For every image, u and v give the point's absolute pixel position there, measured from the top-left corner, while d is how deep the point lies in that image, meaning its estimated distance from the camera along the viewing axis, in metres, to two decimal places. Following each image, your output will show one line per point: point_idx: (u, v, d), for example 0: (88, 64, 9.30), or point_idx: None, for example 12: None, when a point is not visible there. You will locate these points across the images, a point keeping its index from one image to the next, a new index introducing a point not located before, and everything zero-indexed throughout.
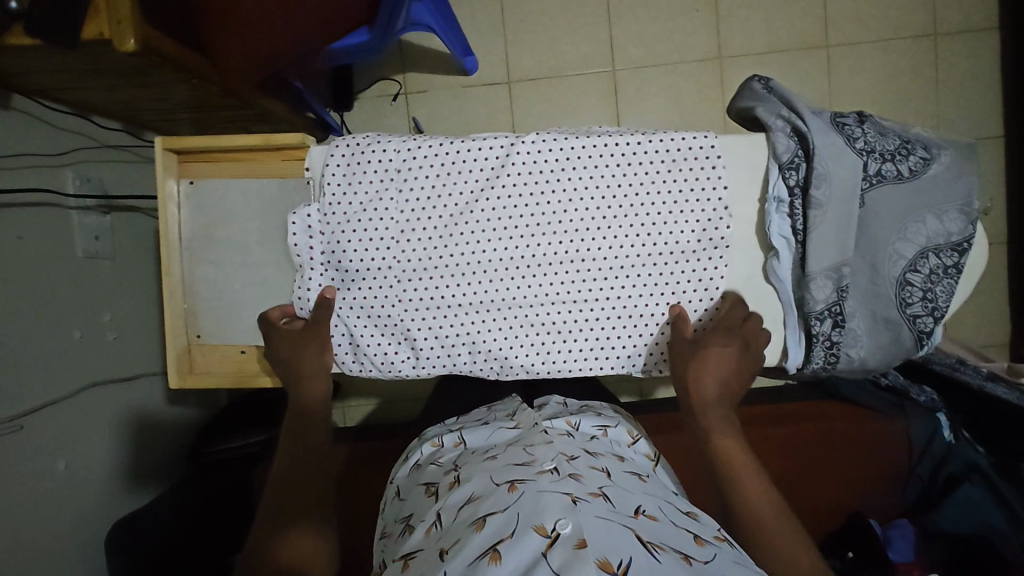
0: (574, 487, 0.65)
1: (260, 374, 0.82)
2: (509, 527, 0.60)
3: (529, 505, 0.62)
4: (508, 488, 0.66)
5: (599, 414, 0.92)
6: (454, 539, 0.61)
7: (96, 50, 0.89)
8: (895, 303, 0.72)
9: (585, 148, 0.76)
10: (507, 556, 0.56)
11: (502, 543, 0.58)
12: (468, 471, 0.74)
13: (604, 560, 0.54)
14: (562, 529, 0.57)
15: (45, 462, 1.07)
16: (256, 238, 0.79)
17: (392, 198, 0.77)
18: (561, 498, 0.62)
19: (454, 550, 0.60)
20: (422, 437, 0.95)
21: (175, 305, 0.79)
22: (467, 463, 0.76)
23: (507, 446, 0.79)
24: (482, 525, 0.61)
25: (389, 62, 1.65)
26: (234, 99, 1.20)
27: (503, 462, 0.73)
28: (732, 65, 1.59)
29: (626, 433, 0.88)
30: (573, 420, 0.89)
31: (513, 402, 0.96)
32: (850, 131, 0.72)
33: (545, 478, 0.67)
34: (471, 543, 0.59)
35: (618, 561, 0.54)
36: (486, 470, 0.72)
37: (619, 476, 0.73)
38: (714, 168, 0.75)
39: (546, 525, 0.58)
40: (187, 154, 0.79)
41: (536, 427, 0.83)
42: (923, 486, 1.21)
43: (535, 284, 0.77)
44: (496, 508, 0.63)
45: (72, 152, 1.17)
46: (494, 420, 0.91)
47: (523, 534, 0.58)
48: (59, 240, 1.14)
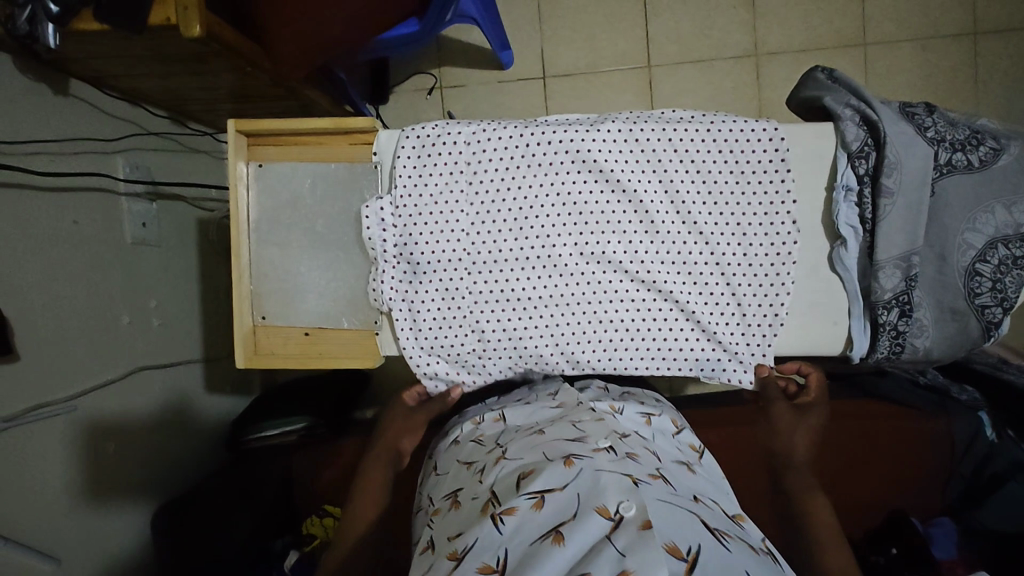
0: (633, 468, 0.63)
1: (323, 357, 0.82)
2: (571, 507, 0.56)
3: (588, 483, 0.58)
4: (564, 463, 0.63)
5: (641, 401, 0.87)
6: (510, 508, 0.59)
7: (160, 36, 0.91)
8: (962, 294, 0.72)
9: (657, 138, 0.76)
10: (570, 537, 0.52)
11: (564, 525, 0.54)
12: (517, 446, 0.71)
13: (672, 545, 0.50)
14: (626, 512, 0.54)
15: (95, 443, 1.09)
16: (323, 220, 0.80)
17: (462, 190, 0.77)
18: (622, 479, 0.59)
19: (513, 522, 0.57)
20: (463, 414, 0.92)
21: (242, 286, 0.80)
22: (515, 439, 0.73)
23: (553, 423, 0.76)
24: (542, 503, 0.58)
25: (425, 56, 1.66)
26: (281, 88, 1.21)
27: (554, 437, 0.70)
28: (770, 62, 1.58)
29: (671, 422, 0.84)
30: (616, 403, 0.84)
31: (556, 381, 0.92)
32: (921, 120, 0.72)
33: (603, 456, 0.64)
34: (534, 521, 0.56)
35: (687, 548, 0.51)
36: (536, 447, 0.69)
37: (670, 463, 0.70)
38: (783, 158, 0.75)
39: (609, 508, 0.54)
40: (256, 138, 0.80)
41: (583, 406, 0.80)
42: (967, 486, 1.20)
43: (605, 279, 0.78)
44: (556, 484, 0.59)
45: (122, 139, 1.19)
46: (536, 398, 0.88)
47: (586, 515, 0.54)
48: (110, 226, 1.15)
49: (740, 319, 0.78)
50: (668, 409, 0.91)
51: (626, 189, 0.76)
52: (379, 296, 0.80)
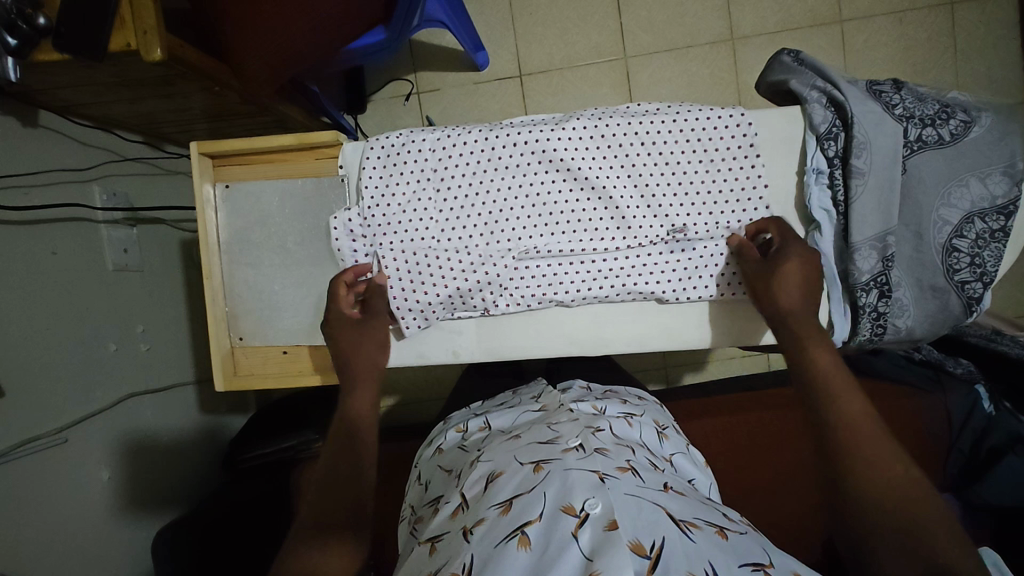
0: (601, 463, 0.61)
1: (301, 374, 0.81)
2: (536, 509, 0.55)
3: (555, 483, 0.57)
4: (534, 467, 0.61)
5: (623, 400, 0.86)
6: (479, 519, 0.57)
7: (122, 61, 0.90)
8: (941, 270, 0.71)
9: (624, 132, 0.75)
10: (537, 541, 0.52)
11: (530, 526, 0.53)
12: (492, 449, 0.69)
13: (636, 542, 0.49)
14: (592, 509, 0.53)
15: (87, 472, 1.08)
16: (294, 237, 0.80)
17: (430, 198, 0.76)
18: (588, 476, 0.57)
19: (481, 532, 0.55)
20: (447, 421, 0.92)
21: (217, 308, 0.80)
22: (490, 443, 0.73)
23: (532, 424, 0.75)
24: (509, 508, 0.57)
25: (400, 62, 1.65)
26: (252, 105, 1.20)
27: (527, 440, 0.69)
28: (745, 45, 1.57)
29: (653, 420, 0.83)
30: (598, 402, 0.83)
31: (539, 384, 0.92)
32: (889, 98, 0.71)
33: (572, 455, 0.62)
34: (498, 525, 0.55)
35: (651, 543, 0.50)
36: (508, 450, 0.67)
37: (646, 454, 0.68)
38: (751, 144, 0.74)
39: (575, 506, 0.54)
40: (222, 158, 0.80)
41: (562, 407, 0.80)
42: (965, 462, 1.19)
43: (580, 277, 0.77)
44: (522, 489, 0.58)
45: (97, 167, 1.19)
46: (518, 403, 0.87)
47: (552, 516, 0.53)
48: (90, 254, 1.15)
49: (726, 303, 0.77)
50: (651, 406, 0.90)
51: (595, 186, 0.75)
52: None
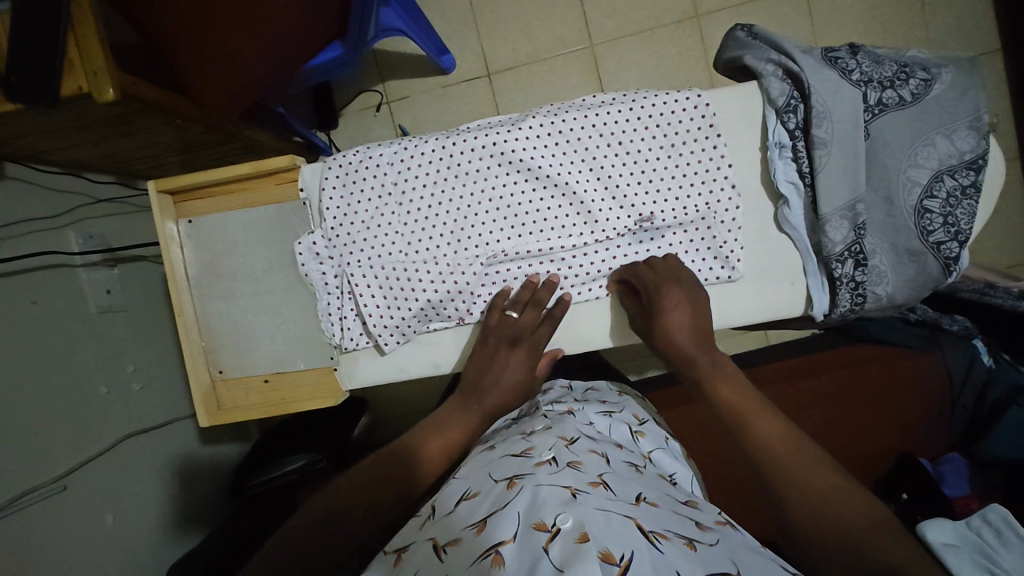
0: (573, 478, 0.63)
1: (282, 403, 0.80)
2: (510, 528, 0.57)
3: (526, 501, 0.60)
4: (508, 484, 0.64)
5: (603, 400, 0.92)
6: (454, 539, 0.59)
7: (76, 105, 0.89)
8: (916, 233, 0.70)
9: (583, 126, 0.74)
10: (510, 560, 0.54)
11: (504, 545, 0.56)
12: (468, 463, 0.73)
13: (606, 552, 0.52)
14: (563, 524, 0.55)
15: (92, 517, 1.08)
16: (262, 264, 0.79)
17: (393, 212, 0.76)
18: (560, 492, 0.60)
19: (455, 552, 0.57)
20: None
21: (193, 344, 0.79)
22: (467, 454, 0.75)
23: (509, 432, 0.78)
24: (483, 526, 0.59)
25: (366, 73, 1.64)
26: (218, 134, 1.20)
27: (502, 454, 0.72)
28: (710, 21, 1.56)
29: (632, 417, 0.88)
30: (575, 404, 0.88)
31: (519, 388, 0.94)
32: (845, 64, 0.70)
33: (543, 470, 0.65)
34: (473, 543, 0.57)
35: (621, 554, 0.52)
36: (484, 465, 0.70)
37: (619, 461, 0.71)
38: (710, 125, 0.73)
39: (546, 521, 0.56)
40: (182, 195, 0.79)
41: (540, 412, 0.82)
42: (969, 416, 1.19)
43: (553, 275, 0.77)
44: (496, 506, 0.61)
45: (70, 212, 1.18)
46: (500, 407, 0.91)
47: (525, 535, 0.56)
48: (71, 300, 1.15)
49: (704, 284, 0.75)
50: (632, 403, 0.95)
51: (558, 183, 0.74)
52: (332, 331, 0.78)
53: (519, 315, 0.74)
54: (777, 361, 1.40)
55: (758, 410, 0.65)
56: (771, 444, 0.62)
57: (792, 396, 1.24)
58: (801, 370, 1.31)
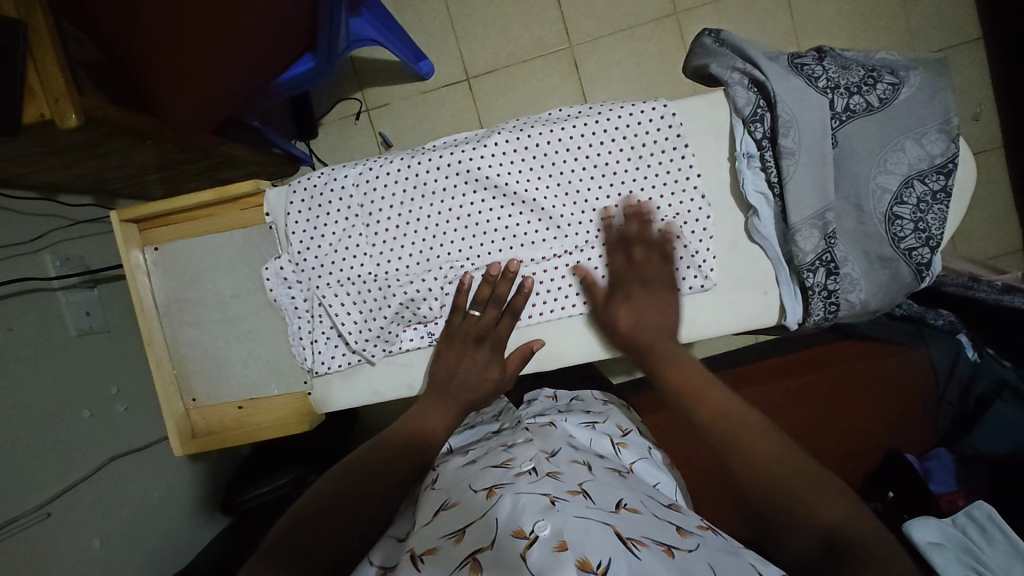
0: (552, 486, 0.63)
1: (257, 429, 0.80)
2: (489, 535, 0.58)
3: (506, 508, 0.59)
4: (487, 493, 0.64)
5: (586, 409, 0.91)
6: (431, 547, 0.59)
7: (41, 132, 0.88)
8: (887, 240, 0.69)
9: (549, 139, 0.72)
10: (486, 568, 0.54)
11: (481, 552, 0.56)
12: (447, 472, 0.73)
13: (583, 560, 0.51)
14: (541, 531, 0.55)
15: (79, 542, 1.08)
16: (231, 290, 0.78)
17: (360, 233, 0.75)
18: (539, 500, 0.60)
19: (433, 561, 0.58)
20: None
21: (165, 372, 0.79)
22: (446, 463, 0.75)
23: (490, 445, 0.78)
24: (462, 536, 0.59)
25: (345, 81, 1.63)
26: (193, 152, 1.19)
27: (483, 464, 0.71)
28: (689, 18, 1.54)
29: (615, 427, 0.88)
30: (558, 416, 0.88)
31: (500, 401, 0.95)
32: (811, 70, 0.69)
33: (523, 479, 0.65)
34: (451, 554, 0.57)
35: (598, 560, 0.52)
36: (464, 476, 0.70)
37: (600, 472, 0.71)
38: (677, 135, 0.72)
39: (525, 528, 0.56)
40: (147, 222, 0.79)
41: (521, 425, 0.82)
42: (955, 411, 1.19)
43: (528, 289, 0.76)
44: (473, 516, 0.60)
45: (46, 236, 1.18)
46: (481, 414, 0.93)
47: (504, 542, 0.56)
48: (50, 324, 1.14)
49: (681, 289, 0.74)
50: (616, 411, 0.95)
51: (526, 199, 0.73)
52: (304, 355, 0.78)
53: (482, 314, 0.74)
54: (767, 360, 1.39)
55: (712, 389, 0.64)
56: (717, 422, 0.61)
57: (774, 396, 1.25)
58: (788, 369, 1.31)
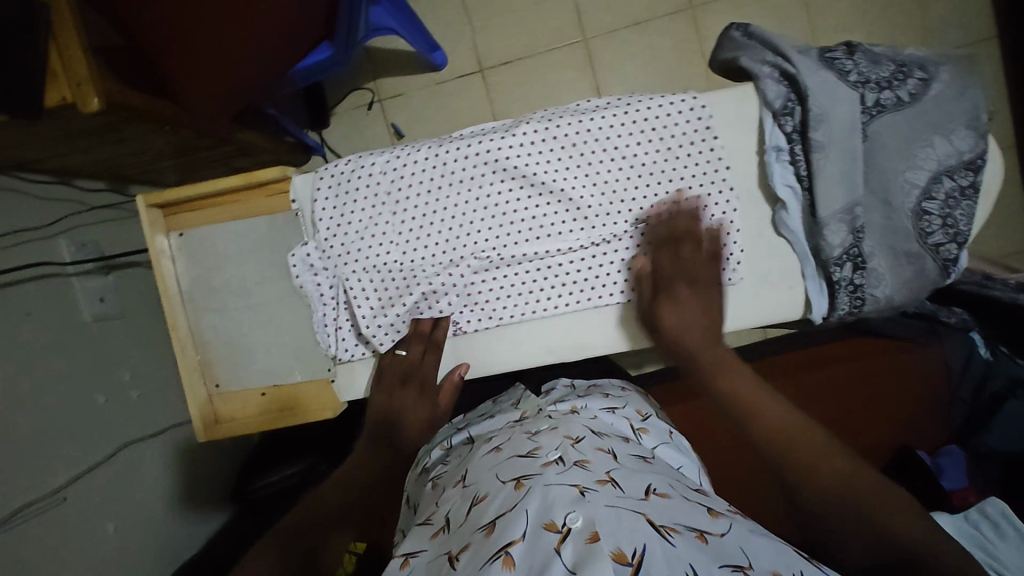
0: (581, 477, 0.63)
1: (281, 416, 0.80)
2: (518, 527, 0.57)
3: (536, 501, 0.59)
4: (515, 484, 0.64)
5: (605, 395, 0.92)
6: (465, 545, 0.59)
7: (63, 117, 0.88)
8: (914, 235, 0.69)
9: (577, 130, 0.72)
10: (520, 561, 0.53)
11: (513, 545, 0.55)
12: (474, 466, 0.73)
13: (618, 552, 0.52)
14: (573, 524, 0.55)
15: (94, 527, 1.09)
16: (256, 277, 0.78)
17: (387, 221, 0.75)
18: (569, 491, 0.60)
19: (466, 557, 0.57)
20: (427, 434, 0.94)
21: (189, 358, 0.79)
22: (471, 456, 0.76)
23: (512, 432, 0.79)
24: (493, 528, 0.59)
25: (358, 71, 1.63)
26: (209, 139, 1.18)
27: (508, 454, 0.72)
28: (705, 11, 1.54)
29: (634, 413, 0.88)
30: (579, 402, 0.88)
31: (519, 392, 0.97)
32: (843, 64, 0.69)
33: (551, 469, 0.65)
34: (484, 545, 0.57)
35: (633, 551, 0.52)
36: (490, 468, 0.70)
37: (626, 457, 0.71)
38: (706, 127, 0.71)
39: (556, 521, 0.56)
40: (172, 208, 0.78)
41: (542, 414, 0.83)
42: (968, 408, 1.19)
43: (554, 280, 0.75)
44: (505, 508, 0.61)
45: (61, 221, 1.17)
46: (500, 403, 0.96)
47: (535, 534, 0.56)
48: (65, 309, 1.14)
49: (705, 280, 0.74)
50: (635, 398, 0.96)
51: (553, 189, 0.73)
52: (328, 342, 0.78)
53: (406, 353, 0.78)
54: (778, 355, 1.40)
55: (763, 400, 0.67)
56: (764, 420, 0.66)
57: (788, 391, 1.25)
58: (799, 364, 1.32)
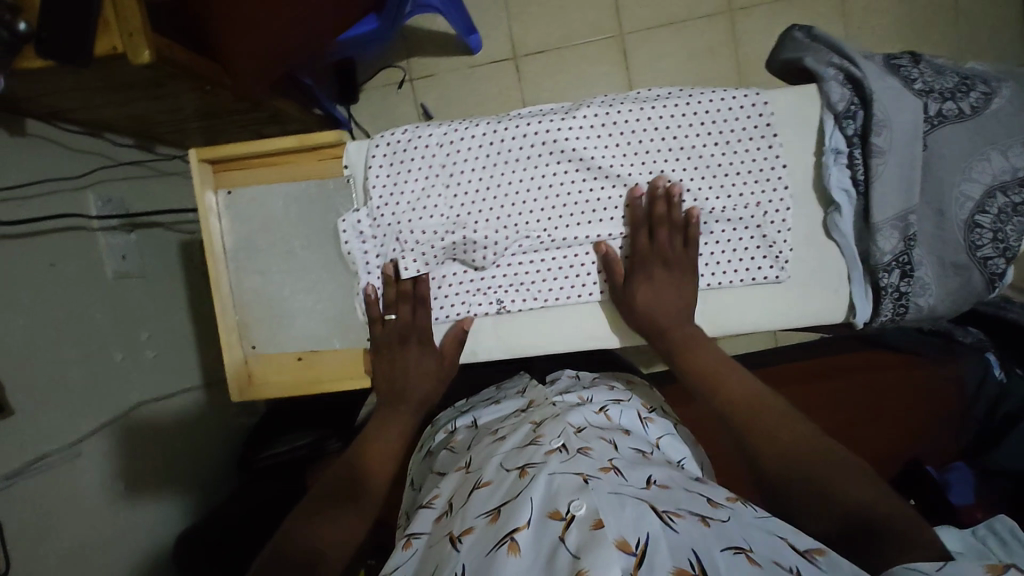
0: (585, 465, 0.65)
1: (317, 381, 0.80)
2: (523, 515, 0.60)
3: (541, 489, 0.62)
4: (519, 472, 0.67)
5: (611, 386, 0.93)
6: (467, 528, 0.63)
7: (108, 66, 0.87)
8: (963, 247, 0.70)
9: (639, 117, 0.73)
10: (525, 547, 0.56)
11: (519, 532, 0.58)
12: (479, 455, 0.78)
13: (621, 539, 0.53)
14: (577, 511, 0.57)
15: (106, 483, 1.08)
16: (300, 242, 0.78)
17: (440, 194, 0.75)
18: (572, 480, 0.62)
19: (470, 541, 0.61)
20: (435, 424, 1.03)
21: (227, 317, 0.79)
22: (479, 447, 0.80)
23: (519, 422, 0.83)
24: (497, 516, 0.62)
25: (392, 48, 1.61)
26: (246, 103, 1.17)
27: (514, 443, 0.75)
28: (744, 16, 1.54)
29: (641, 404, 0.89)
30: (585, 392, 0.90)
31: (523, 380, 1.04)
32: (908, 73, 0.69)
33: (555, 458, 0.67)
34: (487, 535, 0.60)
35: (636, 540, 0.53)
36: (495, 455, 0.74)
37: (627, 448, 0.73)
38: (767, 123, 0.72)
39: (561, 510, 0.59)
40: (223, 164, 0.79)
41: (548, 402, 0.86)
42: (979, 428, 1.21)
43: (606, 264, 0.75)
44: (509, 496, 0.64)
45: (90, 174, 1.16)
46: (505, 397, 0.98)
47: (539, 523, 0.58)
48: (89, 264, 1.13)
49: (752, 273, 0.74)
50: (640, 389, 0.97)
51: (610, 175, 0.73)
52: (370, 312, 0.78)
53: (397, 314, 0.77)
54: (789, 362, 1.41)
55: (733, 372, 0.71)
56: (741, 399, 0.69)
57: (800, 398, 1.26)
58: (810, 373, 1.33)
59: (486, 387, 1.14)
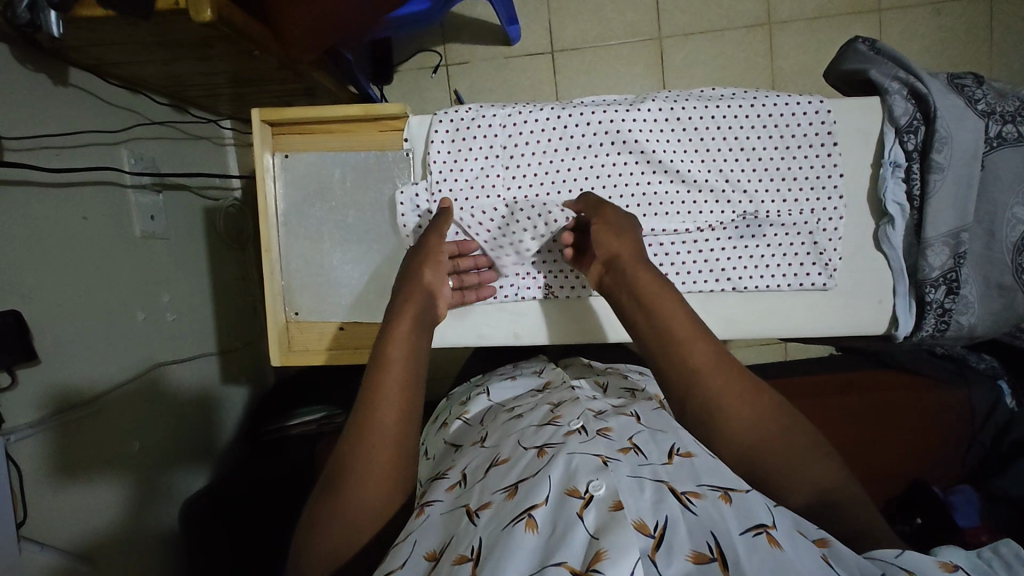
0: (604, 446, 0.64)
1: (358, 350, 0.87)
2: (541, 492, 0.57)
3: (560, 468, 0.60)
4: (538, 452, 0.65)
5: (624, 374, 0.97)
6: (485, 503, 0.60)
7: (166, 21, 0.86)
8: (1010, 269, 0.73)
9: (701, 115, 0.78)
10: (543, 524, 0.54)
11: (536, 509, 0.56)
12: (496, 431, 0.77)
13: (640, 522, 0.53)
14: (596, 491, 0.56)
15: (121, 442, 1.07)
16: (355, 213, 0.85)
17: (498, 175, 0.81)
18: (591, 459, 0.60)
19: (487, 516, 0.58)
20: (451, 399, 1.06)
21: (274, 282, 0.86)
22: (495, 423, 0.80)
23: (537, 401, 0.83)
24: (515, 492, 0.60)
25: (430, 32, 1.61)
26: (288, 73, 1.16)
27: (531, 423, 0.74)
28: (783, 30, 1.54)
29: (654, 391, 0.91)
30: (600, 380, 0.95)
31: (540, 362, 1.07)
32: (971, 93, 0.73)
33: (575, 438, 0.65)
34: (505, 508, 0.57)
35: (654, 523, 0.53)
36: (513, 433, 0.73)
37: (649, 419, 0.73)
38: (826, 130, 0.77)
39: (579, 487, 0.57)
40: (281, 128, 0.85)
41: (566, 385, 0.88)
42: (984, 454, 1.22)
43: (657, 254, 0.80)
44: (528, 473, 0.61)
45: (126, 130, 1.15)
46: (521, 375, 1.01)
47: (558, 500, 0.56)
48: (118, 221, 1.12)
49: (793, 271, 0.79)
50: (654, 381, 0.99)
51: (669, 169, 0.79)
52: None
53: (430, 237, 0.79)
54: (800, 375, 1.42)
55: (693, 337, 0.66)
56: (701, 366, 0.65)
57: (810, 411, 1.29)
58: (821, 386, 1.35)
59: (502, 367, 1.16)
